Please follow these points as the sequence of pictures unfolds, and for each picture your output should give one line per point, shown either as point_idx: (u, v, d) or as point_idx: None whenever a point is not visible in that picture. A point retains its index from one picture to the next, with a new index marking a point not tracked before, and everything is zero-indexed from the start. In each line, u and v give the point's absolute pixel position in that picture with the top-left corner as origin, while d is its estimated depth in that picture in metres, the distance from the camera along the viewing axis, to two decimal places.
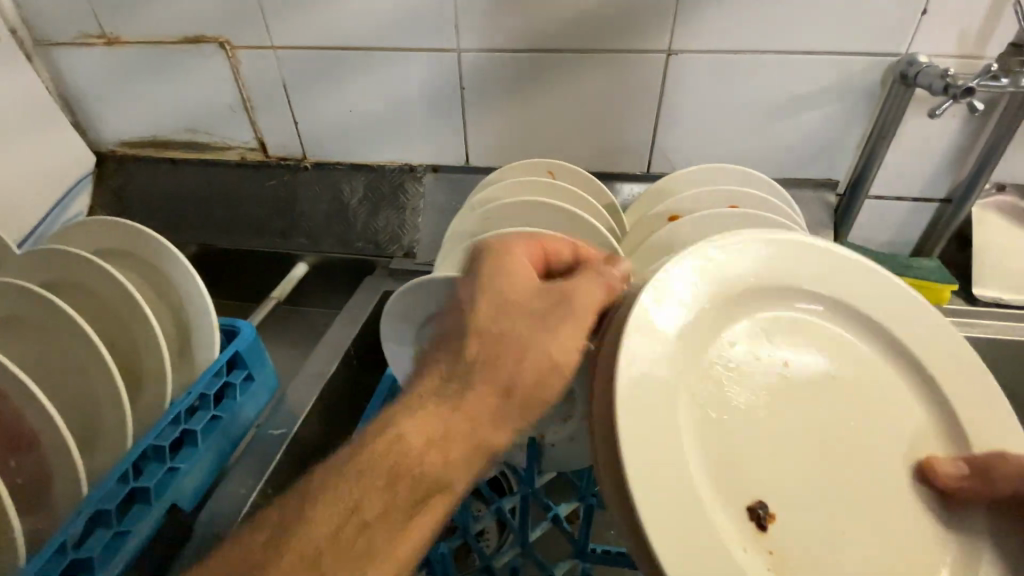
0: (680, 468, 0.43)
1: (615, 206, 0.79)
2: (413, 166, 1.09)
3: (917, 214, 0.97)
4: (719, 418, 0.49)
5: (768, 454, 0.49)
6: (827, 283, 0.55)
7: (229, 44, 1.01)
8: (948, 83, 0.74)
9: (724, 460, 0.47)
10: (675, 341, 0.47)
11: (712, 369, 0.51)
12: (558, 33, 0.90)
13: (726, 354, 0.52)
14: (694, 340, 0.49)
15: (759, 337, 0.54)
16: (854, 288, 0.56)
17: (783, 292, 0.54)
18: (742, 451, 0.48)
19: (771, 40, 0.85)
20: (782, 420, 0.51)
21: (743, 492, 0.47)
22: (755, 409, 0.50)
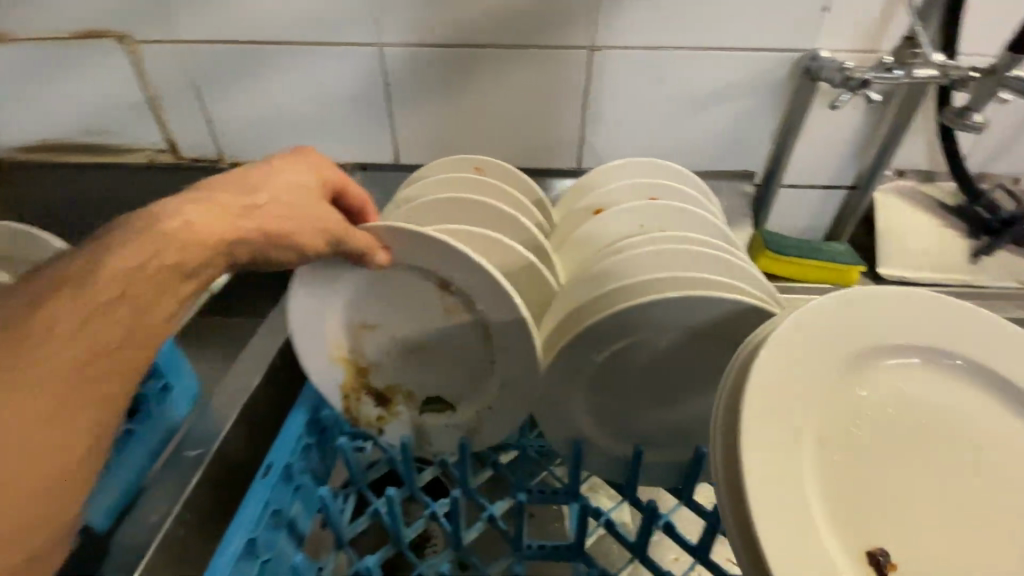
0: (795, 498, 0.43)
1: (543, 201, 0.79)
2: (339, 165, 1.06)
3: (828, 201, 1.03)
4: (843, 461, 0.47)
5: (894, 498, 0.47)
6: (928, 332, 0.54)
7: (131, 38, 0.93)
8: (845, 76, 0.79)
9: (849, 502, 0.46)
10: (788, 383, 0.47)
11: (834, 417, 0.49)
12: (482, 28, 0.89)
13: (851, 400, 0.51)
14: (809, 386, 0.48)
15: (868, 386, 0.52)
16: (951, 331, 0.54)
17: (898, 346, 0.53)
18: (862, 493, 0.46)
19: (687, 36, 0.88)
20: (900, 459, 0.49)
21: (866, 535, 0.44)
22: (875, 451, 0.49)
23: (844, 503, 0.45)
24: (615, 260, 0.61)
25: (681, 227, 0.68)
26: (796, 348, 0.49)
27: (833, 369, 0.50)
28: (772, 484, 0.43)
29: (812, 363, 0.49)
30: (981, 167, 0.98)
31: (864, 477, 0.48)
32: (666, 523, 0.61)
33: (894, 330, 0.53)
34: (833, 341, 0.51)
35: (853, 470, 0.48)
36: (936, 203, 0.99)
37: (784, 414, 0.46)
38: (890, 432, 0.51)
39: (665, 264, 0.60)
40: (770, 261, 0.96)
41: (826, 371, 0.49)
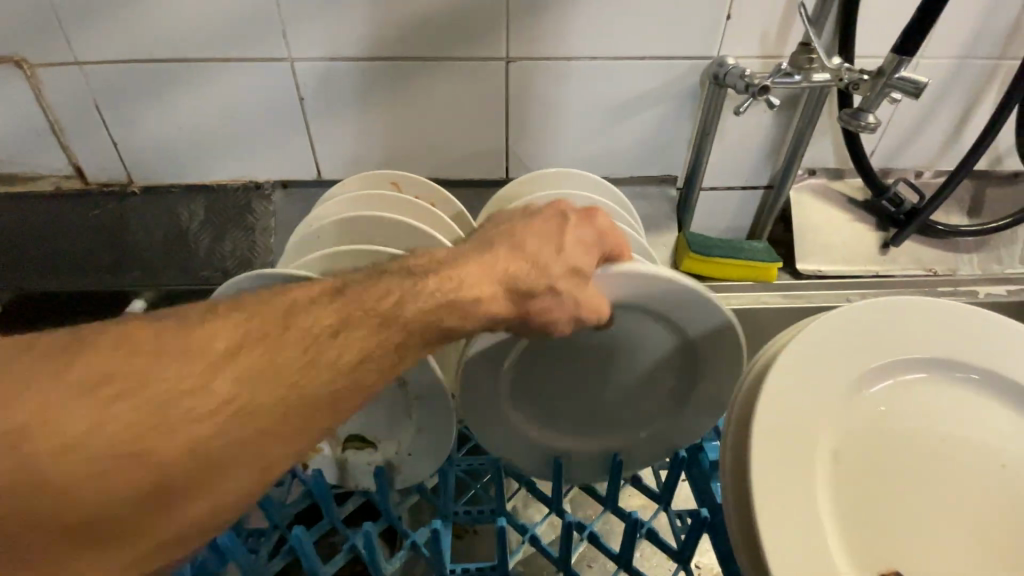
0: (806, 509, 0.47)
1: (462, 215, 0.79)
2: (259, 183, 1.03)
3: (747, 201, 1.06)
4: (852, 473, 0.51)
5: (906, 509, 0.50)
6: (929, 337, 0.57)
7: (25, 62, 0.88)
8: (747, 83, 0.82)
9: (861, 513, 0.49)
10: (800, 394, 0.51)
11: (848, 429, 0.53)
12: (397, 41, 0.88)
13: (861, 409, 0.54)
14: (821, 397, 0.52)
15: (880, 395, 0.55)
16: (949, 335, 0.57)
17: (909, 356, 0.56)
18: (872, 504, 0.50)
19: (602, 46, 0.89)
20: (907, 470, 0.52)
21: (881, 553, 0.47)
22: (886, 463, 0.52)
23: (860, 503, 0.50)
24: None
25: None
26: (811, 356, 0.54)
27: (846, 374, 0.54)
28: (778, 484, 0.47)
29: (825, 371, 0.53)
30: (886, 163, 1.04)
31: (887, 473, 0.52)
32: (588, 533, 0.62)
33: (897, 340, 0.56)
34: (844, 347, 0.55)
35: (876, 471, 0.52)
36: (846, 198, 1.04)
37: (808, 423, 0.50)
38: (912, 430, 0.54)
39: None
40: (694, 263, 0.99)
41: (840, 376, 0.54)
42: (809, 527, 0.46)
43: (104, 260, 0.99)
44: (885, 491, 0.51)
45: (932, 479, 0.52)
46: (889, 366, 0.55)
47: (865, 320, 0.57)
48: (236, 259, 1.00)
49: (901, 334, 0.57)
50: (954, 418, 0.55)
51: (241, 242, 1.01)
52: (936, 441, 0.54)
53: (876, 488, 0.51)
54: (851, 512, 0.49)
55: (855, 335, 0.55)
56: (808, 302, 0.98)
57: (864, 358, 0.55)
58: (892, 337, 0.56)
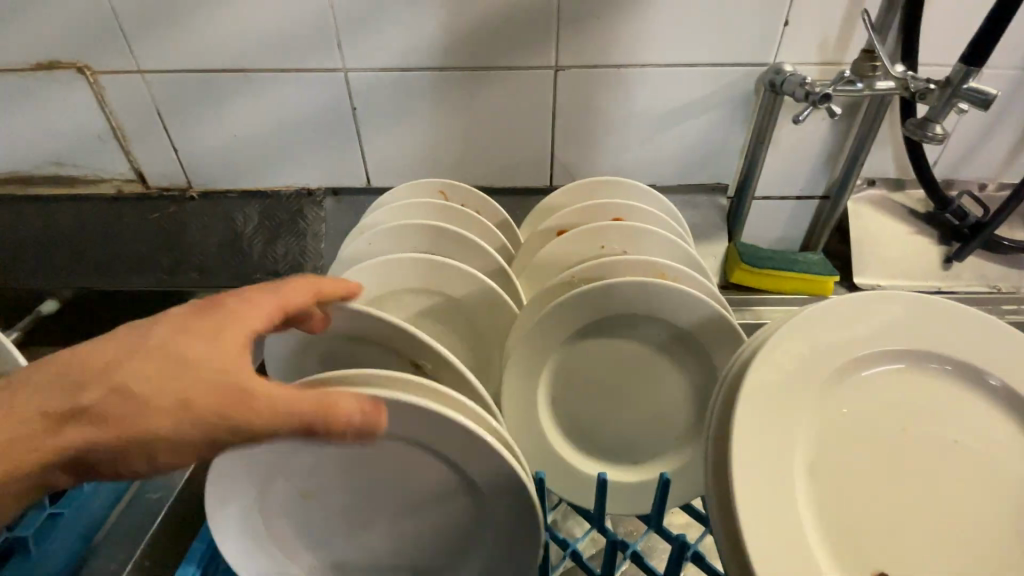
0: (781, 499, 0.44)
1: (508, 224, 0.79)
2: (311, 190, 1.05)
3: (801, 211, 1.03)
4: (827, 456, 0.47)
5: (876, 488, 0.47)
6: (925, 333, 0.50)
7: (90, 69, 0.92)
8: (807, 91, 0.80)
9: (828, 497, 0.46)
10: (783, 384, 0.47)
11: (824, 412, 0.48)
12: (448, 50, 0.89)
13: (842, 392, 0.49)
14: (801, 387, 0.47)
15: (862, 380, 0.50)
16: (945, 330, 0.51)
17: (899, 343, 0.50)
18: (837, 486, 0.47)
19: (651, 54, 0.88)
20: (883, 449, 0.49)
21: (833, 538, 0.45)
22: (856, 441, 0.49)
23: (826, 489, 0.46)
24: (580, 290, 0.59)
25: (643, 248, 0.68)
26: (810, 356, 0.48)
27: (837, 376, 0.49)
28: (763, 496, 0.43)
29: (815, 370, 0.48)
30: (948, 174, 0.99)
31: (864, 466, 0.48)
32: (632, 552, 0.60)
33: (888, 330, 0.50)
34: (846, 345, 0.49)
35: (854, 461, 0.48)
36: (907, 211, 0.99)
37: (775, 427, 0.45)
38: (893, 422, 0.50)
39: (623, 295, 0.59)
40: (743, 274, 0.96)
41: (830, 374, 0.48)
42: (792, 534, 0.43)
43: (162, 261, 1.03)
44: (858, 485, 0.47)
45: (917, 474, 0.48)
46: (877, 354, 0.50)
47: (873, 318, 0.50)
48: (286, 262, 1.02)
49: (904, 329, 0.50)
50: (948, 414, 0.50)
51: (292, 246, 1.03)
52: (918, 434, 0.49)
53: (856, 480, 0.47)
54: (813, 497, 0.45)
55: (838, 327, 0.49)
56: None
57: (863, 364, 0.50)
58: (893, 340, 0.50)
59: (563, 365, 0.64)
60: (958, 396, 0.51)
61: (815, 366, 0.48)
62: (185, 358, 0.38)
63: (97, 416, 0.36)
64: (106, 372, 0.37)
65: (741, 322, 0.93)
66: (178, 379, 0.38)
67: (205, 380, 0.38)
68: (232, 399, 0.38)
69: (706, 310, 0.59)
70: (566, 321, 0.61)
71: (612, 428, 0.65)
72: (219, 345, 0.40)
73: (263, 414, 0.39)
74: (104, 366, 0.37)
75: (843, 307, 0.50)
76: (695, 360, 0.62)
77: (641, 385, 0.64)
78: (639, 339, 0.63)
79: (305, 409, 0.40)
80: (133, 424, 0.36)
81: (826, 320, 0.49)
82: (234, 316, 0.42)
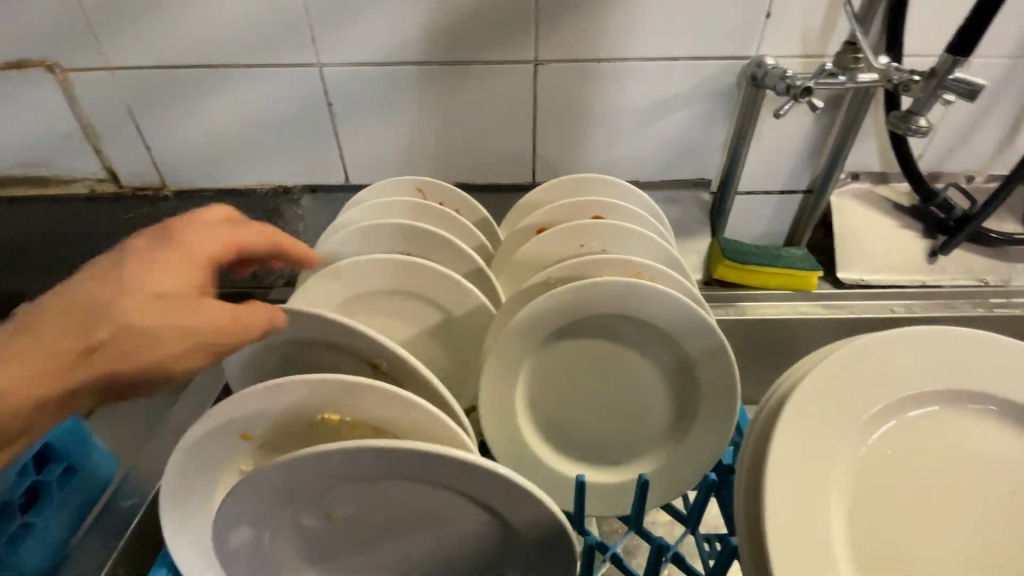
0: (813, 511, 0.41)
1: (487, 222, 0.78)
2: (287, 188, 1.03)
3: (785, 205, 1.02)
4: (870, 489, 0.44)
5: (926, 529, 0.43)
6: (981, 376, 0.48)
7: (58, 66, 0.90)
8: (788, 84, 0.78)
9: (871, 531, 0.43)
10: (832, 405, 0.45)
11: (872, 446, 0.46)
12: (426, 43, 0.87)
13: (890, 428, 0.47)
14: (854, 414, 0.45)
15: (916, 420, 0.48)
16: (1005, 377, 0.48)
17: (954, 390, 0.48)
18: (885, 524, 0.43)
19: (632, 47, 0.87)
20: (931, 488, 0.45)
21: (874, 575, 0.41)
22: (901, 475, 0.46)
23: (869, 522, 0.43)
24: (574, 292, 0.58)
25: (624, 248, 0.67)
26: (810, 383, 0.46)
27: (846, 403, 0.45)
28: (781, 500, 0.41)
29: (850, 402, 0.45)
30: (933, 167, 0.98)
31: (865, 505, 0.44)
32: (611, 555, 0.58)
33: (943, 370, 0.48)
34: (841, 369, 0.47)
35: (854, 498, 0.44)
36: (892, 204, 0.99)
37: (816, 440, 0.43)
38: (889, 460, 0.46)
39: (608, 292, 0.58)
40: (727, 270, 0.95)
41: (834, 401, 0.45)
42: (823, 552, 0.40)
43: None
44: (861, 525, 0.43)
45: (914, 513, 0.44)
46: (928, 391, 0.48)
47: (874, 348, 0.48)
48: None
49: (909, 362, 0.48)
50: (942, 450, 0.47)
51: None
52: (911, 472, 0.46)
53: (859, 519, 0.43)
54: (851, 525, 0.42)
55: (895, 359, 0.48)
56: (852, 313, 0.93)
57: (874, 396, 0.46)
58: (899, 373, 0.47)
59: (541, 367, 0.63)
60: (948, 418, 0.48)
61: (870, 398, 0.46)
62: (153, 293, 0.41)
63: (93, 355, 0.39)
64: (99, 314, 0.39)
65: (725, 319, 0.93)
66: (153, 307, 0.41)
67: (177, 310, 0.42)
68: (207, 322, 0.43)
69: (684, 309, 0.57)
70: (544, 324, 0.60)
71: (590, 430, 0.64)
72: (178, 276, 0.43)
73: (218, 326, 0.43)
74: (94, 309, 0.40)
75: (903, 342, 0.49)
76: (674, 362, 0.62)
77: (619, 387, 0.63)
78: (618, 340, 0.62)
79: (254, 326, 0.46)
80: (126, 353, 0.40)
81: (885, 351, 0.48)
82: (183, 245, 0.46)
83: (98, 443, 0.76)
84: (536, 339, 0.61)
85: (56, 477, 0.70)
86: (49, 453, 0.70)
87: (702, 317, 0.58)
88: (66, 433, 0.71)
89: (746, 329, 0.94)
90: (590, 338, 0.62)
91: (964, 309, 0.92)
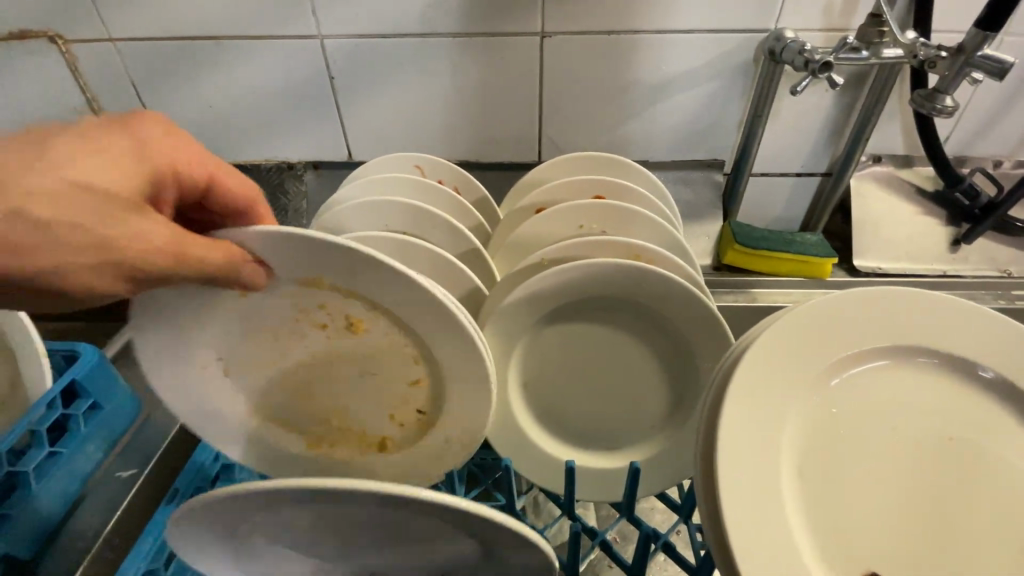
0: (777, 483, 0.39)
1: (486, 201, 0.76)
2: (291, 164, 1.02)
3: (801, 189, 0.98)
4: (832, 450, 0.43)
5: (889, 488, 0.42)
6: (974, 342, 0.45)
7: (60, 37, 0.89)
8: (807, 59, 0.74)
9: (833, 494, 0.41)
10: (791, 370, 0.42)
11: (831, 405, 0.44)
12: (430, 16, 0.84)
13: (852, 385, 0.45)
14: (810, 374, 0.43)
15: (884, 376, 0.46)
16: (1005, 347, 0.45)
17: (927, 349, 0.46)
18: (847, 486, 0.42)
19: (643, 19, 0.83)
20: (898, 447, 0.44)
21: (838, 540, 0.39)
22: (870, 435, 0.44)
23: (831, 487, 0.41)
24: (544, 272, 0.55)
25: (621, 229, 0.65)
26: (798, 371, 0.42)
27: (812, 369, 0.43)
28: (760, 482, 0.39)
29: (808, 365, 0.43)
30: (960, 150, 0.93)
31: (833, 471, 0.42)
32: (600, 542, 0.57)
33: (918, 329, 0.45)
34: (822, 338, 0.44)
35: (823, 492, 0.41)
36: (915, 189, 0.94)
37: (773, 407, 0.41)
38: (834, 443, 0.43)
39: (584, 271, 0.56)
40: (738, 255, 0.92)
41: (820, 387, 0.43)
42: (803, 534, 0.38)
43: None
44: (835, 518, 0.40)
45: (884, 476, 0.43)
46: (898, 348, 0.45)
47: (847, 308, 0.45)
48: None
49: (881, 319, 0.45)
50: (891, 407, 0.45)
51: None
52: (877, 434, 0.44)
53: (829, 492, 0.41)
54: (815, 491, 0.41)
55: (863, 319, 0.45)
56: None
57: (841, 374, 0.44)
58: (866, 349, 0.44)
59: (533, 349, 0.62)
60: (907, 380, 0.46)
61: (828, 360, 0.44)
62: (82, 181, 0.37)
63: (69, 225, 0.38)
64: (52, 157, 0.37)
65: (733, 305, 0.90)
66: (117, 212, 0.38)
67: (129, 220, 0.38)
68: (161, 239, 0.39)
69: (682, 293, 0.55)
70: (533, 305, 0.58)
71: (582, 413, 0.63)
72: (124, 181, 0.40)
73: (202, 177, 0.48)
74: (36, 153, 0.37)
75: (871, 298, 0.45)
76: (667, 346, 0.60)
77: (614, 370, 0.62)
78: (611, 323, 0.60)
79: (208, 258, 0.40)
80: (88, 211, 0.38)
81: (850, 311, 0.45)
82: (135, 143, 0.43)
83: (122, 381, 0.74)
84: (520, 319, 0.59)
85: (82, 413, 0.69)
86: (73, 387, 0.69)
87: (701, 301, 0.55)
88: (91, 370, 0.70)
89: (755, 317, 0.91)
90: (568, 320, 0.61)
91: (987, 301, 0.88)
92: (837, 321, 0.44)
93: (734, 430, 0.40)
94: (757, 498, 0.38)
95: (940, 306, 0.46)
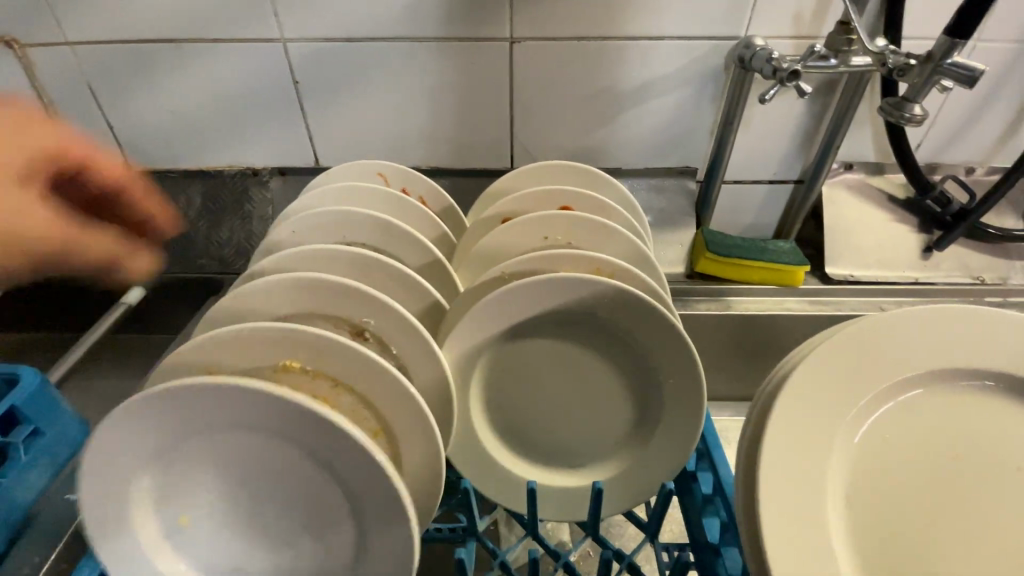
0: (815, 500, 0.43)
1: (451, 210, 0.74)
2: (256, 170, 0.99)
3: (774, 196, 0.97)
4: (872, 470, 0.46)
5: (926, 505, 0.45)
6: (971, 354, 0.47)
7: (14, 40, 0.86)
8: (775, 67, 0.74)
9: (869, 513, 0.45)
10: (831, 393, 0.45)
11: (873, 425, 0.47)
12: (395, 19, 0.82)
13: (901, 406, 0.48)
14: (852, 397, 0.46)
15: (931, 398, 0.48)
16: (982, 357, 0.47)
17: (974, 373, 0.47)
18: (884, 504, 0.45)
19: (614, 25, 0.82)
20: (938, 469, 0.46)
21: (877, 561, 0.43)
22: (911, 456, 0.47)
23: (869, 507, 0.45)
24: (505, 289, 0.54)
25: (588, 241, 0.63)
26: (815, 391, 0.45)
27: (856, 392, 0.46)
28: (790, 498, 0.42)
29: (848, 386, 0.46)
30: (931, 158, 0.93)
31: (869, 487, 0.45)
32: (564, 564, 0.56)
33: (953, 349, 0.47)
34: (866, 362, 0.46)
35: (834, 496, 0.44)
36: (886, 196, 0.94)
37: (816, 429, 0.44)
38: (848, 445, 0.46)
39: (559, 294, 0.55)
40: (712, 263, 0.91)
41: (841, 411, 0.45)
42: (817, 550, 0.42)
43: None
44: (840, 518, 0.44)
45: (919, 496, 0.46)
46: (939, 371, 0.47)
47: (883, 331, 0.47)
48: (233, 248, 0.97)
49: (924, 341, 0.47)
50: (932, 428, 0.47)
51: (237, 230, 0.98)
52: (913, 458, 0.47)
53: (864, 511, 0.44)
54: (850, 508, 0.44)
55: (908, 341, 0.47)
56: (837, 310, 0.89)
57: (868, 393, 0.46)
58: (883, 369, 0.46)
59: (497, 366, 0.60)
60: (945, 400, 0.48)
61: (875, 384, 0.46)
62: None
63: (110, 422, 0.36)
64: None
65: (705, 313, 0.89)
66: None
67: None
68: None
69: (646, 309, 0.54)
70: (502, 323, 0.57)
71: (548, 433, 0.61)
72: None
73: None
74: None
75: (910, 321, 0.47)
76: (634, 364, 0.59)
77: (580, 388, 0.60)
78: (579, 342, 0.59)
79: None
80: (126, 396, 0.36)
81: (892, 334, 0.47)
82: None
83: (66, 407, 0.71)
84: (497, 339, 0.59)
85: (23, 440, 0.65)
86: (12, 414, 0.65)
87: (664, 316, 0.54)
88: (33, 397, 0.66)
89: (729, 326, 0.91)
90: (546, 339, 0.59)
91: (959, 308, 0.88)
92: (879, 344, 0.47)
93: (773, 449, 0.43)
94: (790, 516, 0.42)
95: (977, 327, 0.47)
